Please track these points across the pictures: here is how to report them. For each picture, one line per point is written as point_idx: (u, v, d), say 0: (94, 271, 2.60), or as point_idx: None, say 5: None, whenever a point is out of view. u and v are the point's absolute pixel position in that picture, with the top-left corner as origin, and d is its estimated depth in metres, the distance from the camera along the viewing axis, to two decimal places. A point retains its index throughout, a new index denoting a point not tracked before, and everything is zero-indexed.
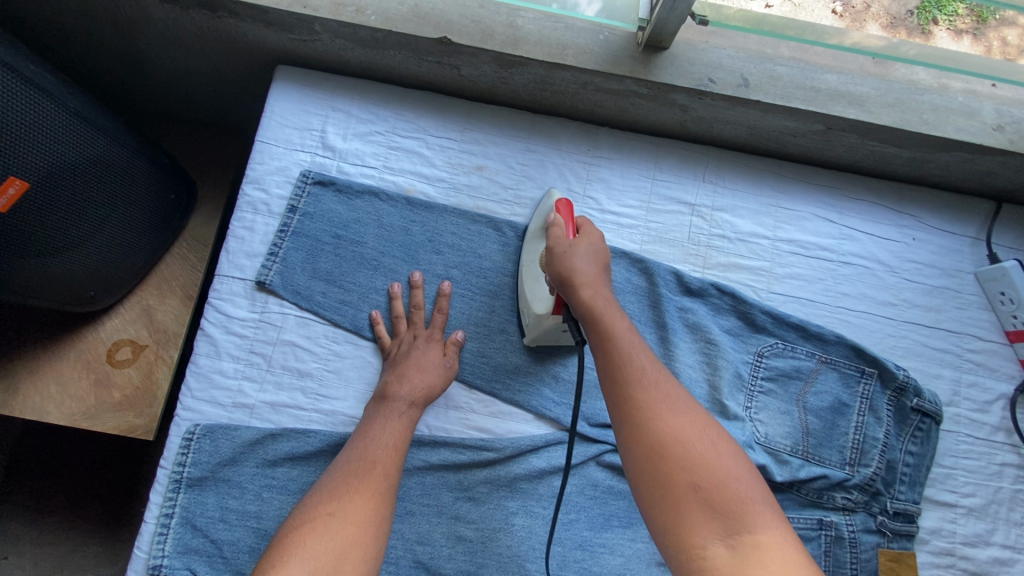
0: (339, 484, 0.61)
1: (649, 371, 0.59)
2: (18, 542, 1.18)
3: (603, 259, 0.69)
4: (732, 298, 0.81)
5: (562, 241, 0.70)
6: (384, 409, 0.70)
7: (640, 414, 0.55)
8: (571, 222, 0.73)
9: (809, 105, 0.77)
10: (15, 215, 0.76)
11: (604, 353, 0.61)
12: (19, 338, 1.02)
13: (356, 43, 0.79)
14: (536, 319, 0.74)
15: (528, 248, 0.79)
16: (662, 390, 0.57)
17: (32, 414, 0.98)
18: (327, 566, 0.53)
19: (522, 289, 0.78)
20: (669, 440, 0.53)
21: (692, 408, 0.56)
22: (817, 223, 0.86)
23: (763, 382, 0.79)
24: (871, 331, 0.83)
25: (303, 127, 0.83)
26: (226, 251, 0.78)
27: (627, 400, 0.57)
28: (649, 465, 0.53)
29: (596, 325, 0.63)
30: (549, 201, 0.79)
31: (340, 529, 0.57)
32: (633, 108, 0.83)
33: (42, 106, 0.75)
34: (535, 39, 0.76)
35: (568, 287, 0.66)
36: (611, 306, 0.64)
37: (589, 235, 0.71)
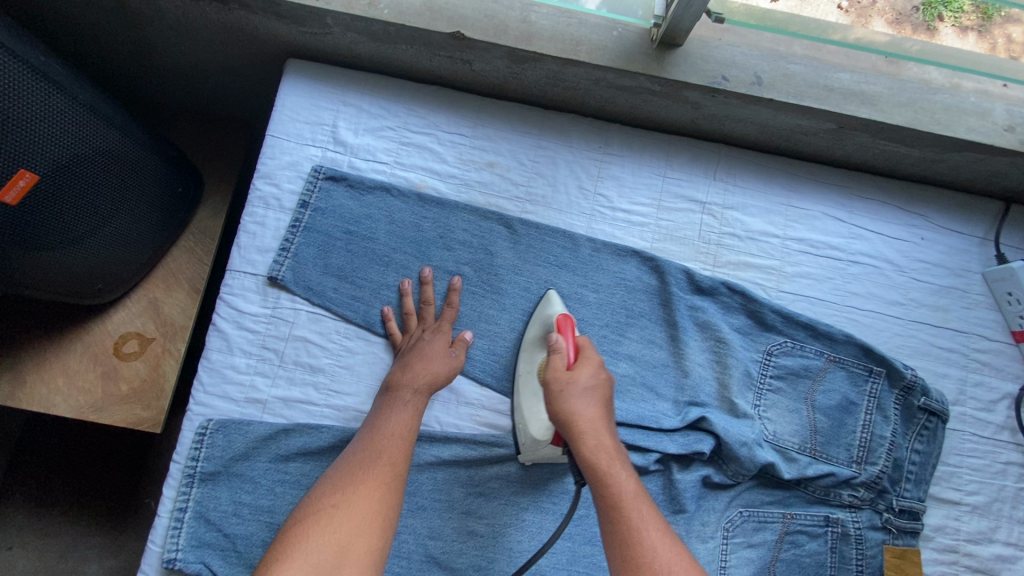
0: (345, 475, 0.62)
1: (625, 492, 0.61)
2: (22, 533, 1.18)
3: (603, 397, 0.68)
4: (743, 297, 0.81)
5: (561, 378, 0.68)
6: (393, 398, 0.69)
7: (615, 533, 0.59)
8: (572, 344, 0.71)
9: (822, 104, 0.77)
10: (24, 208, 0.76)
11: (601, 496, 0.62)
12: (24, 330, 1.02)
13: (368, 37, 0.79)
14: (532, 442, 0.72)
15: (525, 355, 0.78)
16: (636, 512, 0.60)
17: (39, 406, 0.98)
18: (329, 563, 0.55)
19: (517, 399, 0.76)
20: (640, 566, 0.57)
21: (663, 531, 0.59)
22: (827, 223, 0.86)
23: (772, 380, 0.79)
24: (878, 330, 0.83)
25: (314, 121, 0.82)
26: (237, 246, 0.78)
27: (607, 521, 0.60)
28: (620, 572, 0.57)
29: (578, 434, 0.65)
30: (547, 306, 0.78)
31: (343, 524, 0.58)
32: (645, 105, 0.83)
33: (52, 98, 0.75)
34: (549, 35, 0.76)
35: (567, 431, 0.66)
36: (612, 458, 0.64)
37: (590, 361, 0.70)
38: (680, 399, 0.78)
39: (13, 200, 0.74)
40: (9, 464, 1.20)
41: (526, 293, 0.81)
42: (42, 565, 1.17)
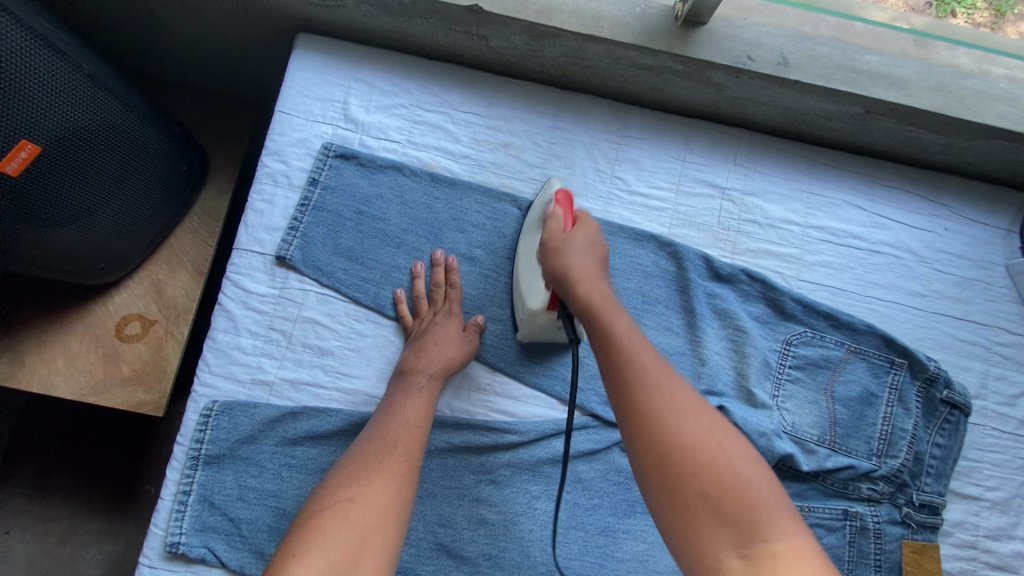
0: (359, 467, 0.59)
1: (656, 370, 0.56)
2: (20, 516, 1.17)
3: (600, 251, 0.66)
4: (762, 285, 0.79)
5: (557, 236, 0.68)
6: (409, 383, 0.68)
7: (648, 418, 0.53)
8: (569, 215, 0.70)
9: (850, 87, 0.75)
10: (26, 180, 0.74)
11: (608, 362, 0.57)
12: (24, 310, 1.00)
13: (382, 10, 0.76)
14: (528, 313, 0.71)
15: (524, 240, 0.76)
16: (670, 390, 0.55)
17: (38, 387, 0.97)
18: (346, 559, 0.52)
19: (518, 280, 0.75)
20: (664, 434, 0.52)
21: (704, 412, 0.54)
22: (848, 211, 0.84)
23: (791, 370, 0.78)
24: (900, 321, 0.81)
25: (324, 97, 0.80)
26: (245, 224, 0.76)
27: (627, 401, 0.55)
28: (642, 447, 0.53)
29: (595, 320, 0.60)
30: (547, 191, 0.75)
31: (360, 518, 0.55)
32: (665, 86, 0.81)
33: (55, 67, 0.72)
34: (570, 10, 0.73)
35: (565, 282, 0.63)
36: (609, 299, 0.62)
37: (586, 227, 0.68)
38: (696, 387, 0.76)
39: (15, 171, 0.72)
40: (7, 446, 1.18)
41: None
42: (39, 549, 1.16)
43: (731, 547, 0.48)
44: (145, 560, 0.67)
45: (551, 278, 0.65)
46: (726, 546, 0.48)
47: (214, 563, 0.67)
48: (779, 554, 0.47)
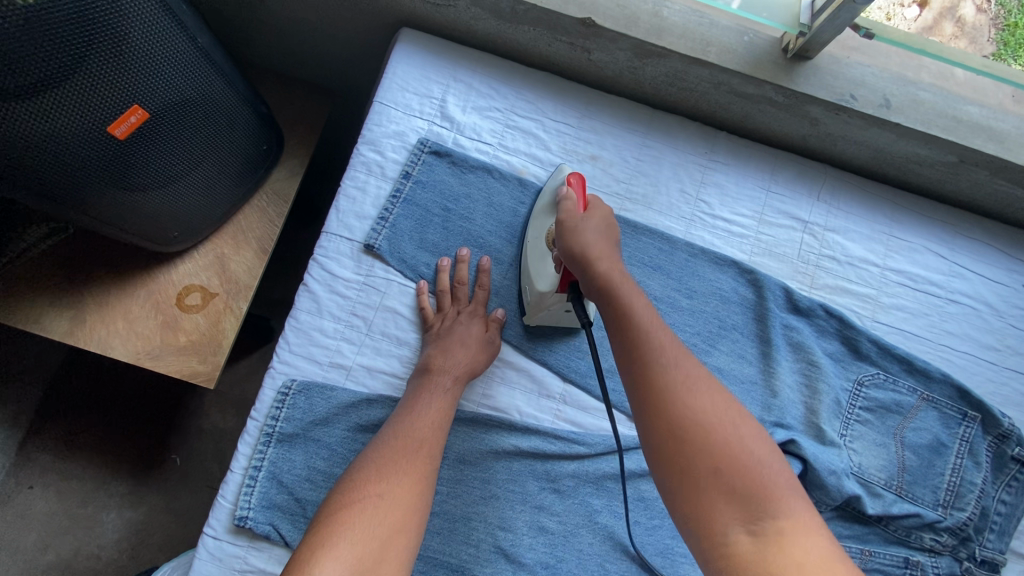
0: (387, 463, 0.60)
1: (672, 357, 0.57)
2: (44, 473, 1.16)
3: (614, 233, 0.68)
4: (839, 322, 0.79)
5: (572, 216, 0.68)
6: (431, 381, 0.69)
7: (665, 416, 0.54)
8: (581, 197, 0.70)
9: (949, 135, 0.75)
10: (130, 144, 0.76)
11: (622, 336, 0.59)
12: (90, 268, 1.01)
13: (492, 14, 0.77)
14: (538, 297, 0.73)
15: (533, 225, 0.77)
16: (684, 371, 0.56)
17: (96, 345, 0.98)
18: (373, 553, 0.54)
19: (525, 263, 0.76)
20: (672, 415, 0.54)
21: (712, 386, 0.56)
22: (928, 257, 0.83)
23: (860, 411, 0.77)
24: (972, 373, 0.80)
25: (423, 93, 0.81)
26: (336, 209, 0.77)
27: (640, 383, 0.56)
28: (654, 431, 0.54)
29: (615, 309, 0.61)
30: (558, 177, 0.76)
31: (385, 515, 0.56)
32: (759, 115, 0.82)
33: (175, 38, 0.74)
34: (679, 32, 0.74)
35: (580, 261, 0.64)
36: (625, 278, 0.63)
37: (601, 210, 0.69)
38: (765, 418, 0.75)
39: (122, 134, 0.74)
40: (44, 400, 1.19)
41: None
42: (61, 508, 1.15)
43: (738, 515, 0.50)
44: (210, 530, 0.67)
45: (568, 255, 0.66)
46: (734, 519, 0.50)
47: (278, 542, 0.67)
48: (784, 530, 0.49)
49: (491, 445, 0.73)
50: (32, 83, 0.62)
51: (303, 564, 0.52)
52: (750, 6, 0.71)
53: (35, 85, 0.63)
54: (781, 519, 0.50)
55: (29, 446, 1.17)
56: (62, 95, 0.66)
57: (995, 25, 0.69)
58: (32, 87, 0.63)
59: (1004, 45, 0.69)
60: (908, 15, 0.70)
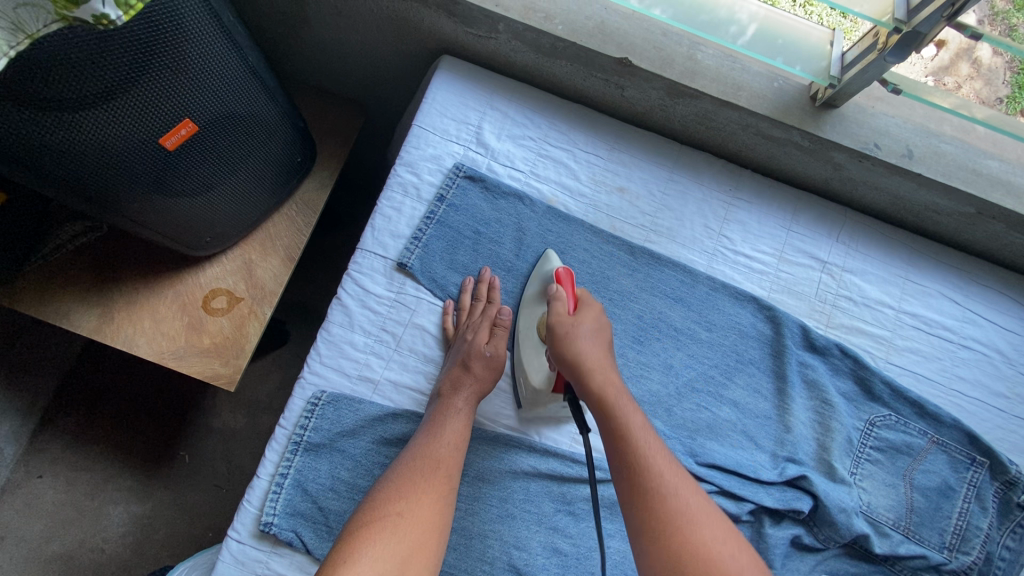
0: (407, 483, 0.62)
1: (663, 466, 0.61)
2: (57, 462, 1.18)
3: (605, 338, 0.72)
4: (854, 361, 0.81)
5: (565, 320, 0.71)
6: (449, 401, 0.71)
7: (667, 543, 0.57)
8: (572, 295, 0.74)
9: (968, 187, 0.77)
10: (176, 155, 0.77)
11: (618, 452, 0.63)
12: (118, 265, 1.00)
13: (532, 48, 0.81)
14: (532, 392, 0.75)
15: (523, 314, 0.79)
16: (682, 493, 0.59)
17: (121, 343, 0.96)
18: (393, 572, 0.55)
19: (517, 356, 0.78)
20: (667, 535, 0.57)
21: (709, 509, 0.59)
22: (942, 302, 0.85)
23: (871, 451, 0.79)
24: (982, 419, 0.81)
25: (460, 119, 0.85)
26: (373, 227, 0.80)
27: (637, 509, 0.59)
28: (649, 540, 0.57)
29: (610, 425, 0.65)
30: (547, 266, 0.79)
31: (405, 534, 0.58)
32: (783, 157, 0.84)
33: (226, 56, 0.74)
34: (712, 75, 0.78)
35: (578, 372, 0.68)
36: (620, 394, 0.67)
37: (590, 309, 0.73)
38: (778, 452, 0.77)
39: (171, 145, 0.75)
40: (61, 390, 1.21)
41: (638, 320, 0.81)
42: (72, 498, 1.17)
43: None
44: (234, 534, 0.69)
45: (564, 366, 0.69)
46: None
47: (299, 548, 0.69)
48: None
49: (510, 464, 0.75)
50: (94, 95, 0.63)
51: None
52: (753, 43, 0.73)
53: (97, 97, 0.63)
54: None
55: (44, 435, 1.19)
56: (121, 107, 0.66)
57: (1011, 69, 0.71)
58: (89, 100, 0.63)
59: (1016, 90, 0.72)
60: (925, 55, 0.72)
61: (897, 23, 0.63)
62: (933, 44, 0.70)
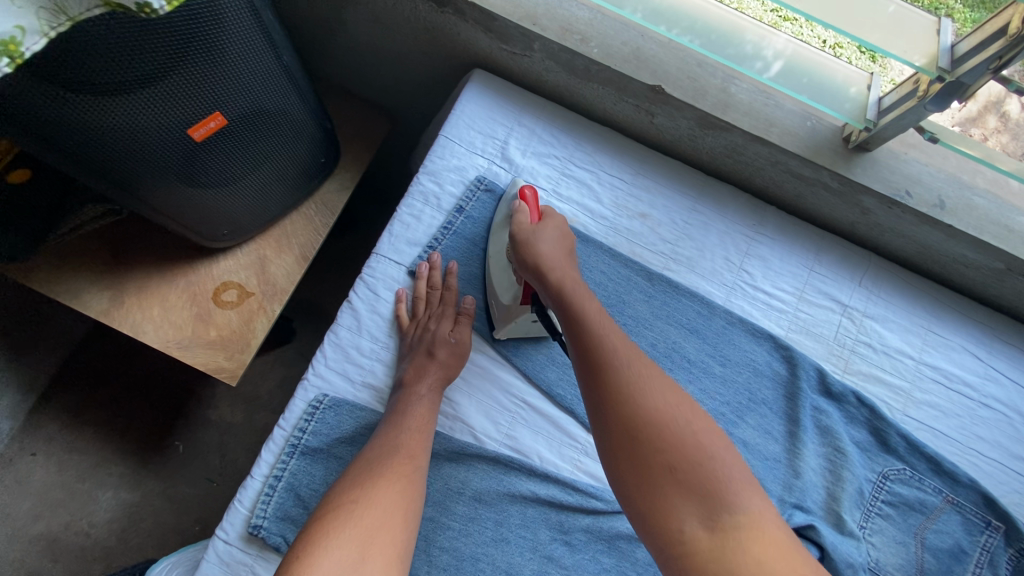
0: (363, 474, 0.60)
1: (621, 348, 0.60)
2: (51, 442, 1.17)
3: (568, 242, 0.73)
4: (870, 411, 0.79)
5: (526, 228, 0.73)
6: (409, 392, 0.69)
7: (615, 411, 0.55)
8: (533, 209, 0.76)
9: (999, 242, 0.75)
10: (203, 145, 0.77)
11: (572, 329, 0.63)
12: (132, 250, 1.00)
13: (565, 69, 0.81)
14: (504, 310, 0.76)
15: (493, 239, 0.79)
16: (636, 365, 0.58)
17: (127, 328, 0.95)
18: (355, 554, 0.51)
19: (490, 283, 0.78)
20: (615, 396, 0.56)
21: (663, 377, 0.58)
22: (964, 357, 0.82)
23: (882, 505, 0.76)
24: (1000, 482, 0.78)
25: (487, 133, 0.85)
26: (390, 232, 0.80)
27: (591, 377, 0.59)
28: (599, 409, 0.57)
29: (566, 304, 0.65)
30: (511, 190, 0.80)
31: (366, 517, 0.55)
32: (811, 197, 0.83)
33: (263, 52, 0.74)
34: (744, 109, 0.77)
35: (535, 267, 0.69)
36: (579, 284, 0.67)
37: (554, 220, 0.74)
38: (786, 498, 0.74)
39: (200, 137, 0.75)
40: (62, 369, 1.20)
41: (651, 349, 0.79)
42: (61, 480, 1.16)
43: (693, 512, 0.49)
44: (222, 535, 0.67)
45: (526, 267, 0.70)
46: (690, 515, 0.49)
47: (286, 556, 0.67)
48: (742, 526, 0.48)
49: (508, 487, 0.72)
50: (131, 81, 0.63)
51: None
52: (780, 79, 0.72)
53: (132, 84, 0.64)
54: (739, 514, 0.49)
55: (40, 413, 1.18)
56: (154, 96, 0.67)
57: None
58: (125, 83, 0.63)
59: None
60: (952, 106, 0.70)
61: (941, 71, 0.62)
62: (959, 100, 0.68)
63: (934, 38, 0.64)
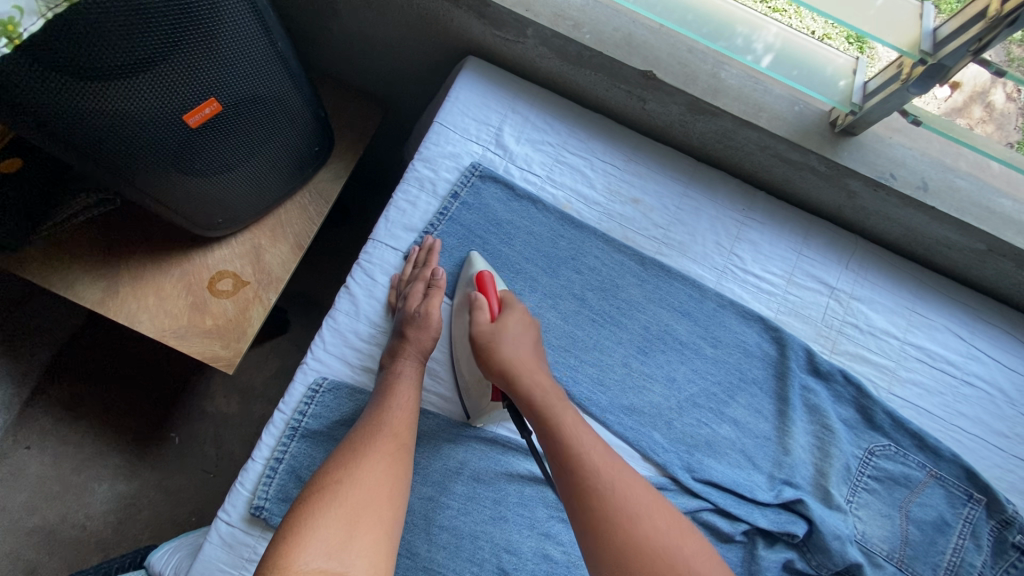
0: (348, 452, 0.60)
1: (603, 464, 0.61)
2: (45, 435, 1.17)
3: (532, 335, 0.72)
4: (857, 389, 0.81)
5: (486, 331, 0.71)
6: (388, 369, 0.69)
7: (608, 541, 0.56)
8: (494, 301, 0.74)
9: (980, 224, 0.78)
10: (198, 133, 0.77)
11: (552, 449, 0.64)
12: (125, 239, 1.00)
13: (559, 55, 0.82)
14: (475, 400, 0.74)
15: (455, 324, 0.77)
16: (623, 491, 0.59)
17: (122, 318, 0.95)
18: (341, 534, 0.53)
19: (456, 369, 0.76)
20: (608, 526, 0.57)
21: (646, 495, 0.60)
22: (947, 337, 0.85)
23: (868, 480, 0.78)
24: (980, 456, 0.80)
25: (481, 120, 0.85)
26: (386, 218, 0.81)
27: (579, 504, 0.59)
28: (592, 530, 0.57)
29: (545, 421, 0.65)
30: (470, 268, 0.78)
31: (352, 495, 0.56)
32: (799, 181, 0.85)
33: (258, 39, 0.75)
34: (734, 94, 0.79)
35: (508, 377, 0.68)
36: (553, 393, 0.68)
37: (513, 312, 0.73)
38: (775, 475, 0.77)
39: (195, 123, 0.75)
40: (55, 361, 1.20)
41: (644, 332, 0.81)
42: (57, 472, 1.16)
43: None
44: (224, 517, 0.68)
45: (492, 373, 0.69)
46: None
47: None
48: None
49: (506, 466, 0.74)
50: (125, 68, 0.64)
51: (274, 558, 0.51)
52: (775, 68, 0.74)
53: (127, 68, 0.64)
54: None
55: (34, 406, 1.18)
56: (150, 81, 0.67)
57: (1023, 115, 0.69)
58: (120, 70, 0.64)
59: None
60: (938, 94, 0.72)
61: (923, 54, 0.64)
62: (946, 85, 0.70)
63: (918, 23, 0.66)
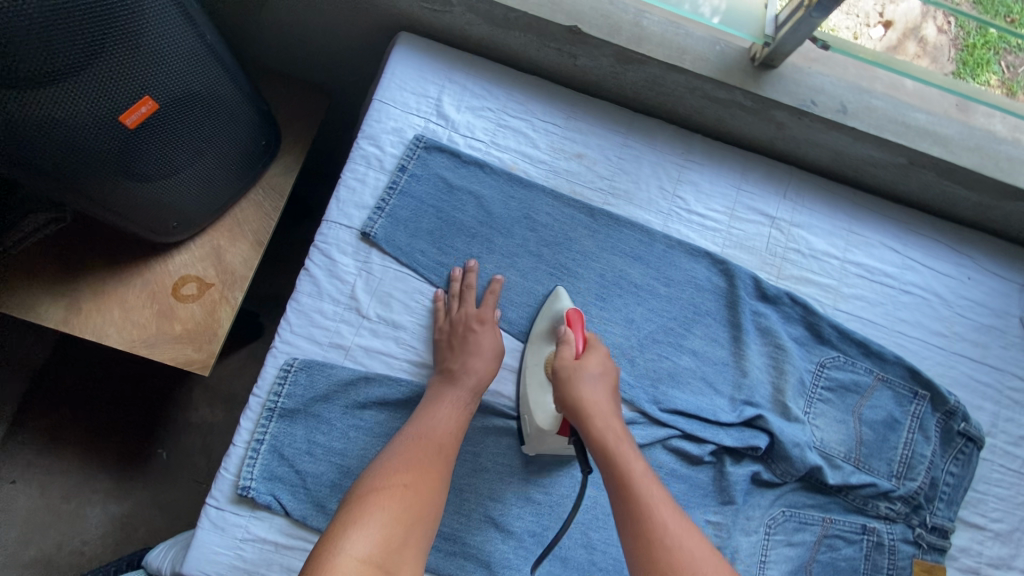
0: (399, 461, 0.64)
1: (671, 520, 0.61)
2: (29, 467, 1.17)
3: (611, 381, 0.73)
4: (803, 309, 0.86)
5: (570, 362, 0.73)
6: (442, 392, 0.73)
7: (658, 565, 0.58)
8: (580, 338, 0.75)
9: (898, 138, 0.83)
10: (137, 135, 0.77)
11: (620, 493, 0.64)
12: (79, 256, 0.99)
13: (486, 20, 0.84)
14: (539, 432, 0.73)
15: (532, 350, 0.79)
16: (684, 543, 0.59)
17: (89, 334, 0.96)
18: (391, 543, 0.57)
19: (524, 393, 0.77)
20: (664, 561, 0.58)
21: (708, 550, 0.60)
22: (882, 251, 0.90)
23: (823, 391, 0.84)
24: (922, 356, 0.86)
25: (420, 92, 0.87)
26: (337, 198, 0.83)
27: (636, 522, 0.61)
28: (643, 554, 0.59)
29: (611, 467, 0.66)
30: (557, 304, 0.80)
31: (402, 504, 0.60)
32: (731, 119, 0.89)
33: (185, 34, 0.75)
34: (658, 40, 0.82)
35: (580, 415, 0.69)
36: (623, 440, 0.68)
37: (597, 352, 0.74)
38: (736, 397, 0.81)
39: (133, 124, 0.75)
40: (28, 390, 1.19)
41: (600, 279, 0.84)
42: (45, 501, 1.16)
43: None
44: (212, 501, 0.70)
45: (565, 406, 0.71)
46: None
47: (279, 512, 0.71)
48: None
49: (482, 420, 0.77)
50: (50, 71, 0.63)
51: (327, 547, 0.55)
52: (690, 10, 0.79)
53: (52, 72, 0.63)
54: None
55: (12, 439, 1.17)
56: (78, 83, 0.66)
57: (955, 46, 0.75)
58: (47, 74, 0.63)
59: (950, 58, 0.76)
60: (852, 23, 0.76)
61: None
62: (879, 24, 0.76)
63: None
